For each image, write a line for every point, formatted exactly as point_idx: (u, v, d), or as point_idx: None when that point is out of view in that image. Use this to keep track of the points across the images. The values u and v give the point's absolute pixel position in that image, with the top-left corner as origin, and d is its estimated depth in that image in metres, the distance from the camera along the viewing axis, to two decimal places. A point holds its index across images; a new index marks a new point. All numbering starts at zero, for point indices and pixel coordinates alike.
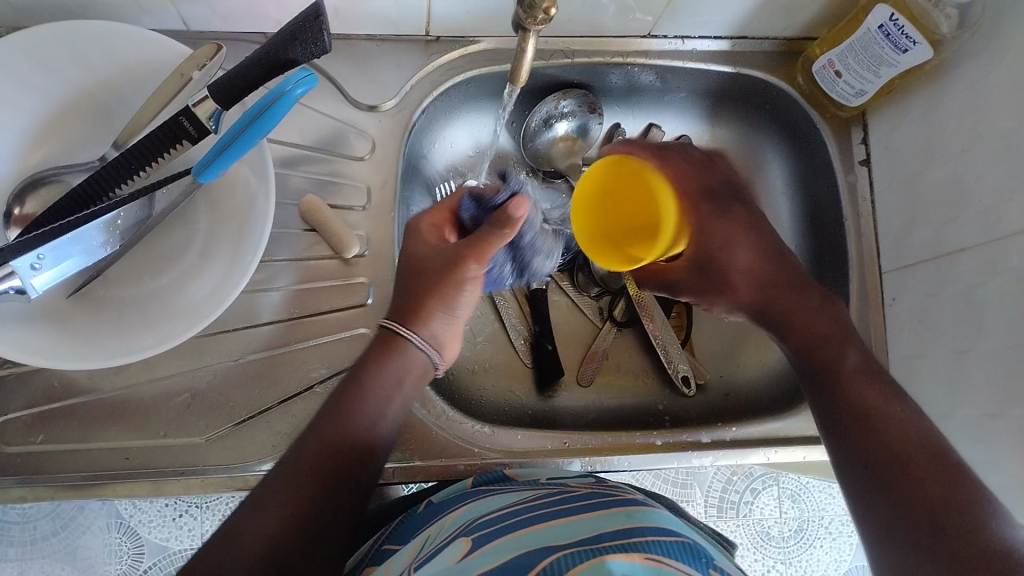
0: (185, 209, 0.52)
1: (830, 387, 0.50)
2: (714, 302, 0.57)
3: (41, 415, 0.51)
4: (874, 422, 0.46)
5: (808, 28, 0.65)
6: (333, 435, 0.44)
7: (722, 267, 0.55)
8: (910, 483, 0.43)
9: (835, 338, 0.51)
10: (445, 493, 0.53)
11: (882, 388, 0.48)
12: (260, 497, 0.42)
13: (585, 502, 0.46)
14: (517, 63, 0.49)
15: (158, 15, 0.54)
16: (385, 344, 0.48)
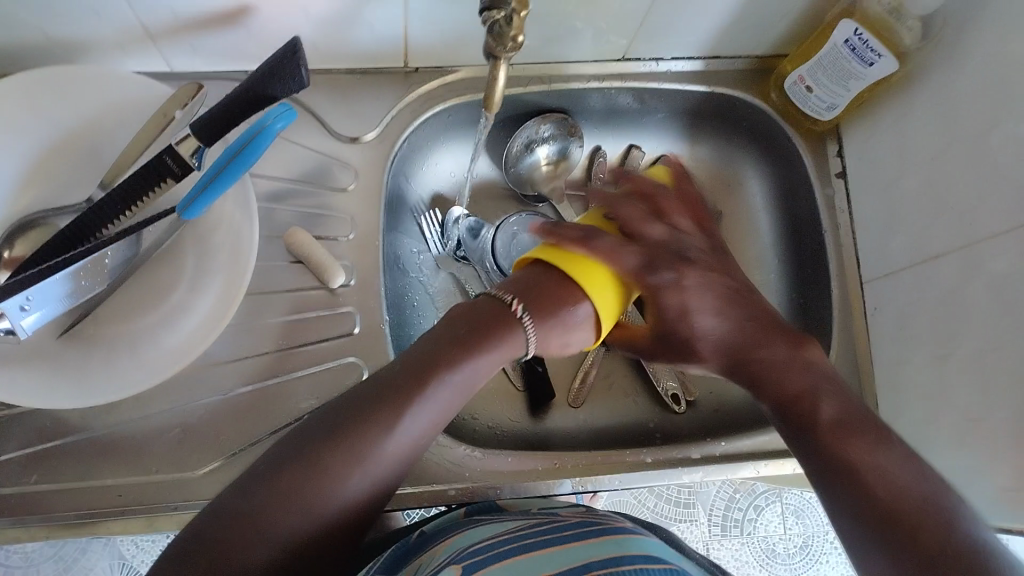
0: (170, 247, 0.53)
1: (812, 443, 0.45)
2: (681, 365, 0.53)
3: (35, 455, 0.52)
4: (864, 476, 0.42)
5: (779, 45, 0.66)
6: (370, 427, 0.42)
7: (681, 338, 0.51)
8: (890, 526, 0.39)
9: (814, 391, 0.47)
10: (437, 523, 0.53)
11: (863, 441, 0.43)
12: (278, 461, 0.41)
13: (576, 530, 0.46)
14: (491, 90, 0.50)
15: (140, 57, 0.55)
16: (492, 324, 0.46)
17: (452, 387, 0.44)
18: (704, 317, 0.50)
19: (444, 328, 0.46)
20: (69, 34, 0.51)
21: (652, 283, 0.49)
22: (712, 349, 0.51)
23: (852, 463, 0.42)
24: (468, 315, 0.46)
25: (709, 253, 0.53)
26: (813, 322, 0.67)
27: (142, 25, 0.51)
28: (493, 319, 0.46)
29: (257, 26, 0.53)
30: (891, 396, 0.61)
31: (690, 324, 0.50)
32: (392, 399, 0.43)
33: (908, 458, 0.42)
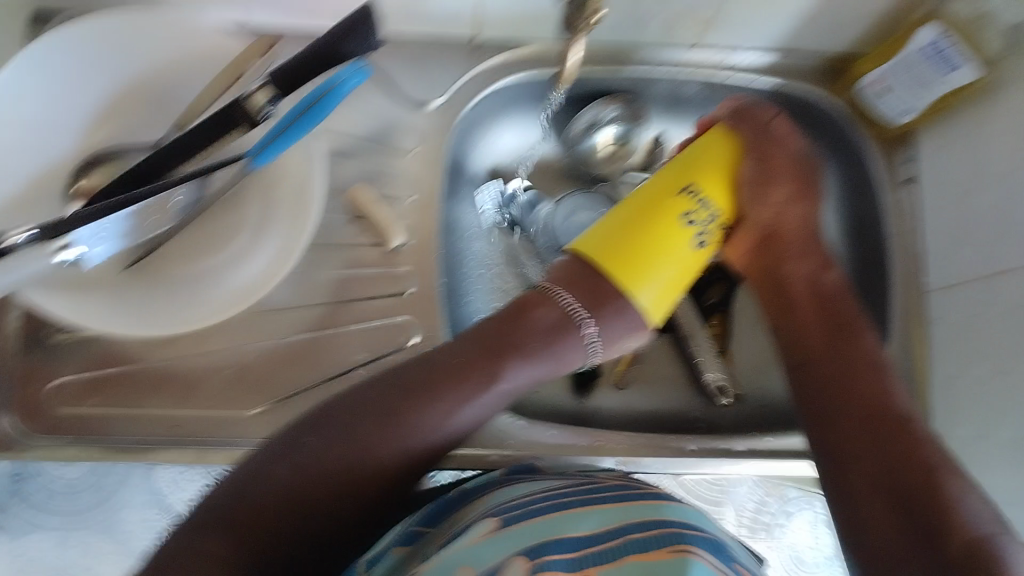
0: (234, 196, 0.55)
1: (829, 333, 0.54)
2: (750, 208, 0.56)
3: (97, 381, 0.54)
4: (846, 391, 0.51)
5: (857, 44, 0.65)
6: (428, 399, 0.46)
7: (757, 196, 0.55)
8: (842, 431, 0.50)
9: (828, 291, 0.56)
10: (476, 481, 0.53)
11: (874, 355, 0.53)
12: (338, 419, 0.44)
13: (614, 492, 0.48)
14: (563, 62, 0.51)
15: (223, 9, 0.57)
16: (556, 330, 0.49)
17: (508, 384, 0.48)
18: (778, 179, 0.56)
19: (506, 320, 0.50)
20: None
21: (778, 151, 0.56)
22: (768, 207, 0.56)
23: (860, 379, 0.51)
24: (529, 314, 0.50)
25: (765, 190, 0.56)
26: None
27: None
28: (557, 329, 0.49)
29: None
30: (940, 410, 0.60)
31: (765, 183, 0.56)
32: (453, 374, 0.47)
33: (881, 379, 0.51)
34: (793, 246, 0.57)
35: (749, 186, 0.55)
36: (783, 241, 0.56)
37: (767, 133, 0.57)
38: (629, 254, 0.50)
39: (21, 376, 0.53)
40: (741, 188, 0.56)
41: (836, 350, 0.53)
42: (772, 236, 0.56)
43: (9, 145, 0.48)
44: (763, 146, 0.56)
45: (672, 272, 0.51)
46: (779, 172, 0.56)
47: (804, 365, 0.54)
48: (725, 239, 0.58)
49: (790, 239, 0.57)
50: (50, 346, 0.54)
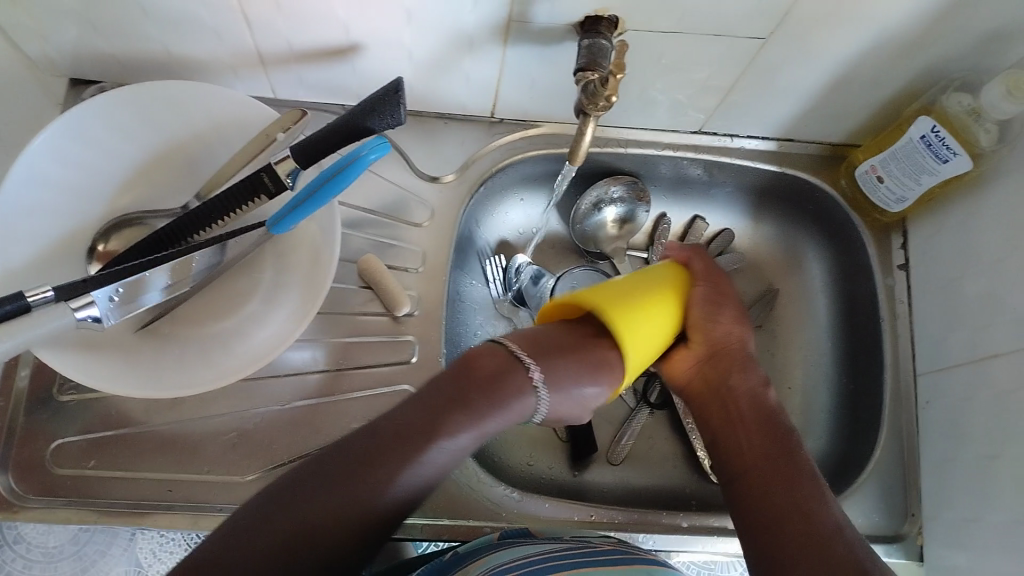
0: (250, 261, 0.56)
1: (763, 446, 0.52)
2: (701, 328, 0.56)
3: (98, 441, 0.54)
4: (777, 497, 0.49)
5: (852, 136, 0.68)
6: (381, 468, 0.43)
7: (709, 317, 0.56)
8: (781, 538, 0.47)
9: (766, 407, 0.55)
10: (470, 543, 0.52)
11: (806, 465, 0.51)
12: (293, 490, 0.43)
13: (605, 556, 0.48)
14: (576, 145, 0.53)
15: (250, 82, 0.59)
16: (504, 380, 0.47)
17: (462, 439, 0.46)
18: (728, 308, 0.57)
19: (460, 375, 0.47)
20: (193, 53, 0.55)
21: (725, 284, 0.58)
22: (718, 328, 0.56)
23: (789, 486, 0.49)
24: (488, 367, 0.47)
25: (716, 311, 0.56)
26: (862, 410, 0.67)
27: (260, 52, 0.55)
28: (504, 378, 0.47)
29: (362, 65, 0.56)
30: (934, 496, 0.60)
31: (721, 308, 0.57)
32: (407, 439, 0.44)
33: (815, 485, 0.50)
34: (740, 366, 0.56)
35: (699, 309, 0.56)
36: (729, 360, 0.56)
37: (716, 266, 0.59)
38: (628, 313, 0.50)
39: (22, 436, 0.54)
40: (691, 310, 0.56)
41: (776, 459, 0.51)
42: (719, 352, 0.56)
43: (34, 206, 0.50)
44: (714, 274, 0.58)
45: (647, 345, 0.52)
46: (729, 301, 0.57)
47: (740, 475, 0.52)
48: (668, 352, 0.58)
49: (736, 357, 0.56)
50: (58, 406, 0.55)
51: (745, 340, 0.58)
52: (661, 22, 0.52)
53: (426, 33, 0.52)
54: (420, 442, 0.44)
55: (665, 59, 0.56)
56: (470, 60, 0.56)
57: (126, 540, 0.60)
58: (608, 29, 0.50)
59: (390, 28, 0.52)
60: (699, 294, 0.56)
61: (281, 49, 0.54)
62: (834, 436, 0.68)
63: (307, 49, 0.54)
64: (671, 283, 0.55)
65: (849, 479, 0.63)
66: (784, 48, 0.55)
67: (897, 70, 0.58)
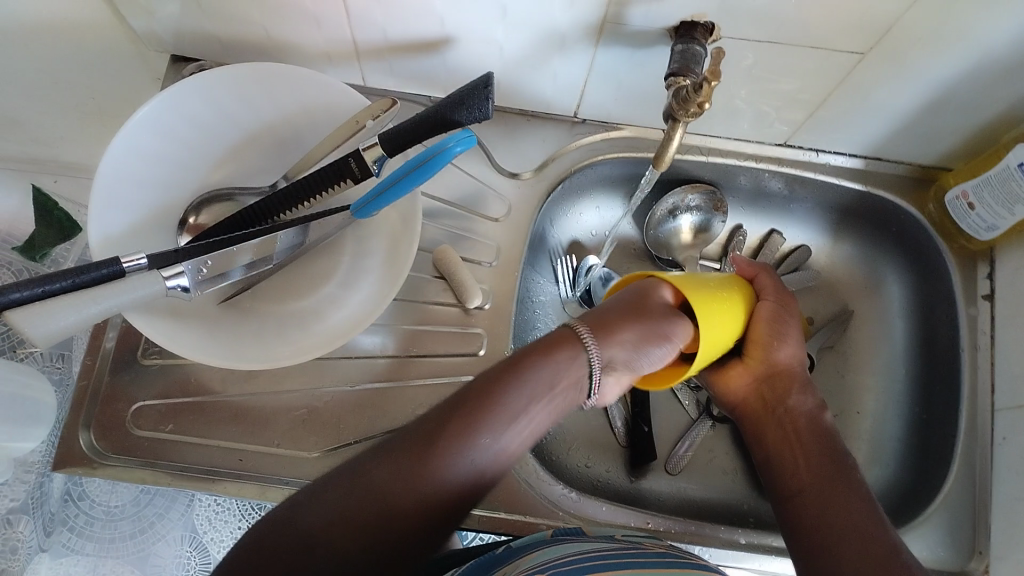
0: (331, 244, 0.58)
1: (819, 467, 0.52)
2: (764, 347, 0.56)
3: (176, 407, 0.56)
4: (835, 523, 0.49)
5: (943, 159, 0.66)
6: (421, 461, 0.42)
7: (774, 339, 0.56)
8: (839, 564, 0.47)
9: (822, 428, 0.54)
10: (521, 539, 0.52)
11: (863, 490, 0.51)
12: (331, 485, 0.42)
13: (659, 558, 0.48)
14: (663, 148, 0.53)
15: (343, 69, 0.61)
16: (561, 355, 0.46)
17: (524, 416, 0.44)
18: (793, 332, 0.57)
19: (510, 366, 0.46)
20: (293, 38, 0.57)
21: (794, 310, 0.57)
22: (780, 349, 0.56)
23: (847, 513, 0.49)
24: (534, 361, 0.46)
25: (781, 330, 0.56)
26: (934, 440, 0.65)
27: (356, 42, 0.56)
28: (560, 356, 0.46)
29: (453, 58, 0.57)
30: (1004, 536, 0.58)
31: (786, 331, 0.56)
32: (447, 430, 0.42)
33: (874, 512, 0.49)
34: (798, 386, 0.56)
35: (767, 325, 0.56)
36: (785, 380, 0.56)
37: (787, 292, 0.58)
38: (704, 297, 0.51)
39: (104, 394, 0.56)
40: (758, 326, 0.56)
41: (833, 483, 0.51)
42: (778, 372, 0.56)
43: (133, 176, 0.52)
44: (783, 300, 0.57)
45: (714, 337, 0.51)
46: (793, 326, 0.57)
47: (795, 498, 0.51)
48: (724, 368, 0.58)
49: (796, 376, 0.56)
50: (140, 368, 0.57)
51: (803, 362, 0.57)
52: (756, 32, 0.51)
53: (519, 30, 0.53)
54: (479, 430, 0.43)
55: (756, 69, 0.56)
56: (559, 59, 0.56)
57: (184, 505, 0.62)
58: (702, 36, 0.50)
59: (485, 23, 0.52)
60: (769, 316, 0.56)
61: (377, 39, 0.56)
62: (903, 465, 0.66)
63: (401, 40, 0.55)
64: (740, 293, 0.55)
65: (915, 511, 0.61)
66: (882, 65, 0.54)
67: (998, 93, 0.56)
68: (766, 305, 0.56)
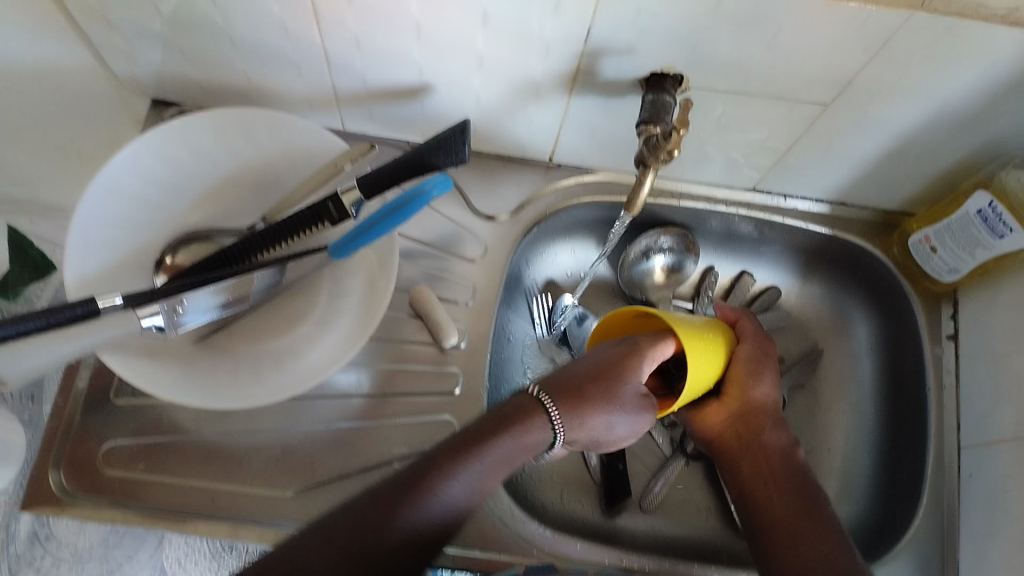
0: (307, 285, 0.58)
1: (793, 502, 0.53)
2: (742, 385, 0.57)
3: (148, 447, 0.56)
4: (809, 556, 0.49)
5: (906, 204, 0.68)
6: (401, 509, 0.44)
7: (752, 377, 0.57)
8: None
9: (795, 464, 0.55)
10: None
11: (834, 524, 0.52)
12: (311, 537, 0.43)
13: None
14: (635, 194, 0.54)
15: (322, 115, 0.62)
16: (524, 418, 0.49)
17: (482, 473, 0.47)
18: (771, 373, 0.59)
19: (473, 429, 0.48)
20: (273, 85, 0.58)
21: (771, 353, 0.60)
22: (759, 387, 0.58)
23: (820, 547, 0.50)
24: (495, 424, 0.48)
25: (759, 370, 0.58)
26: (902, 478, 0.66)
27: (335, 89, 0.57)
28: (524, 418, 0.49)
29: (431, 105, 0.58)
30: (973, 572, 0.58)
31: (765, 372, 0.58)
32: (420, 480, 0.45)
33: (846, 547, 0.50)
34: (773, 423, 0.57)
35: (747, 364, 0.58)
36: (762, 417, 0.57)
37: (764, 335, 0.61)
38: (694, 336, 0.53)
39: (75, 435, 0.56)
40: (738, 365, 0.58)
41: (804, 517, 0.52)
42: (754, 409, 0.57)
43: (109, 216, 0.53)
44: (760, 342, 0.60)
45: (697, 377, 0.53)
46: (771, 367, 0.59)
47: (770, 531, 0.52)
48: (701, 405, 0.59)
49: (770, 415, 0.57)
50: (112, 409, 0.57)
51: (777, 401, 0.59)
52: (724, 83, 0.53)
53: (495, 79, 0.54)
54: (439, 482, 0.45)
55: (724, 118, 0.57)
56: (535, 106, 0.58)
57: (153, 544, 0.58)
58: (673, 87, 0.51)
59: (462, 72, 0.54)
60: (747, 358, 0.58)
61: (356, 87, 0.57)
62: (873, 502, 0.67)
63: (380, 88, 0.57)
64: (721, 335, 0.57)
65: (886, 548, 0.62)
66: (846, 114, 0.56)
67: (956, 142, 0.58)
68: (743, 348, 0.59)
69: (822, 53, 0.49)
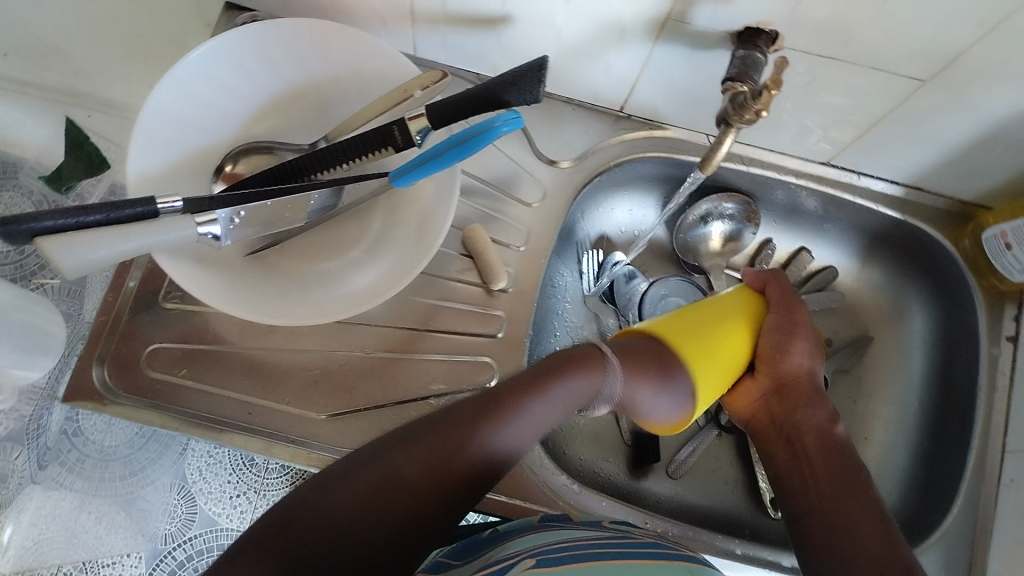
0: (361, 209, 0.58)
1: (831, 478, 0.52)
2: (772, 360, 0.56)
3: (189, 354, 0.56)
4: (845, 536, 0.49)
5: (984, 196, 0.66)
6: (454, 443, 0.45)
7: (782, 351, 0.56)
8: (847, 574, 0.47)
9: (834, 439, 0.54)
10: (510, 524, 0.52)
11: (873, 500, 0.51)
12: (362, 464, 0.44)
13: (651, 548, 0.47)
14: (711, 153, 0.52)
15: (395, 35, 0.60)
16: (582, 366, 0.48)
17: (540, 409, 0.47)
18: (802, 341, 0.57)
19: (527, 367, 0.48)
20: (349, 0, 0.56)
21: (802, 319, 0.57)
22: (789, 358, 0.56)
23: (855, 525, 0.49)
24: (550, 362, 0.48)
25: (788, 342, 0.56)
26: (937, 476, 0.65)
27: (412, 9, 0.56)
28: (582, 361, 0.49)
29: (508, 37, 0.57)
30: None
31: (795, 342, 0.57)
32: (487, 413, 0.46)
33: (886, 526, 0.49)
34: (807, 396, 0.56)
35: (774, 335, 0.57)
36: (795, 391, 0.56)
37: (796, 302, 0.58)
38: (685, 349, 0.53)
39: (122, 332, 0.56)
40: (763, 340, 0.57)
41: (844, 495, 0.51)
42: (787, 383, 0.56)
43: (175, 112, 0.52)
44: (791, 307, 0.58)
45: (709, 387, 0.53)
46: (802, 336, 0.57)
47: (807, 510, 0.52)
48: (733, 385, 0.59)
49: (805, 388, 0.56)
50: (159, 310, 0.57)
51: (812, 373, 0.57)
52: (817, 45, 0.50)
53: (579, 16, 0.52)
54: (488, 419, 0.45)
55: (810, 84, 0.55)
56: (614, 52, 0.56)
57: (179, 451, 0.66)
58: (766, 44, 0.50)
59: (546, 6, 0.52)
60: (774, 332, 0.57)
61: (434, 9, 0.55)
62: (906, 496, 0.66)
63: (458, 13, 0.55)
64: (737, 313, 0.57)
65: (915, 542, 0.61)
66: (939, 95, 0.53)
67: None
68: (773, 321, 0.57)
69: (927, 24, 0.47)
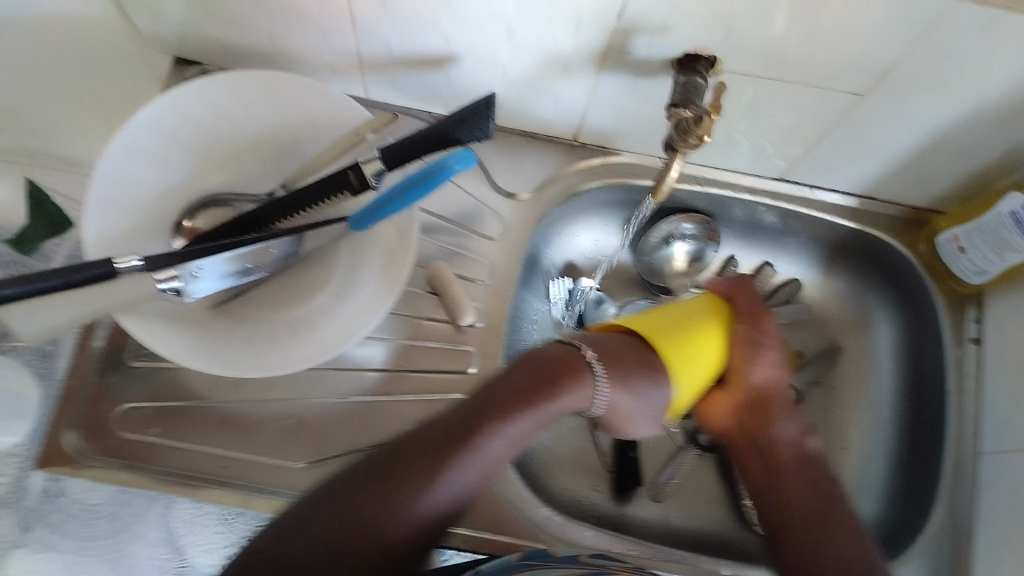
0: (325, 255, 0.58)
1: (805, 495, 0.52)
2: (743, 371, 0.56)
3: (160, 412, 0.56)
4: (824, 552, 0.49)
5: (936, 201, 0.67)
6: (395, 491, 0.43)
7: (753, 361, 0.56)
8: None
9: (804, 455, 0.55)
10: (488, 563, 0.50)
11: (847, 517, 0.52)
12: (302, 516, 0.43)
13: None
14: (661, 178, 0.54)
15: (346, 81, 0.61)
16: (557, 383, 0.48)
17: (490, 444, 0.45)
18: (772, 351, 0.57)
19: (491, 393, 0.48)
20: (297, 49, 0.57)
21: (772, 329, 0.57)
22: (757, 369, 0.56)
23: (834, 541, 0.50)
24: (514, 388, 0.47)
25: (756, 353, 0.56)
26: (917, 481, 0.65)
27: (359, 56, 0.57)
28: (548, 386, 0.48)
29: (456, 76, 0.58)
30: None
31: (764, 351, 0.56)
32: (425, 456, 0.44)
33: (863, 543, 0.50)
34: (777, 408, 0.56)
35: (743, 347, 0.56)
36: (766, 406, 0.56)
37: (763, 310, 0.58)
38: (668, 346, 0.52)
39: (92, 395, 0.56)
40: (736, 349, 0.56)
41: (820, 511, 0.51)
42: (757, 396, 0.56)
43: (131, 175, 0.53)
44: (759, 315, 0.57)
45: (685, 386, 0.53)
46: (770, 346, 0.57)
47: (785, 524, 0.52)
48: (706, 397, 0.58)
49: (775, 401, 0.56)
50: (128, 370, 0.57)
51: (783, 384, 0.57)
52: (757, 66, 0.52)
53: (524, 53, 0.53)
54: (437, 463, 0.44)
55: (756, 104, 0.56)
56: (562, 85, 0.57)
57: (162, 508, 0.55)
58: (705, 69, 0.50)
59: (491, 45, 0.53)
60: (746, 339, 0.56)
61: (381, 54, 0.56)
62: (888, 503, 0.66)
63: (405, 57, 0.56)
64: (709, 313, 0.56)
65: (898, 549, 0.61)
66: (880, 107, 0.55)
67: (992, 139, 0.57)
68: (744, 327, 0.56)
69: (859, 42, 0.48)
